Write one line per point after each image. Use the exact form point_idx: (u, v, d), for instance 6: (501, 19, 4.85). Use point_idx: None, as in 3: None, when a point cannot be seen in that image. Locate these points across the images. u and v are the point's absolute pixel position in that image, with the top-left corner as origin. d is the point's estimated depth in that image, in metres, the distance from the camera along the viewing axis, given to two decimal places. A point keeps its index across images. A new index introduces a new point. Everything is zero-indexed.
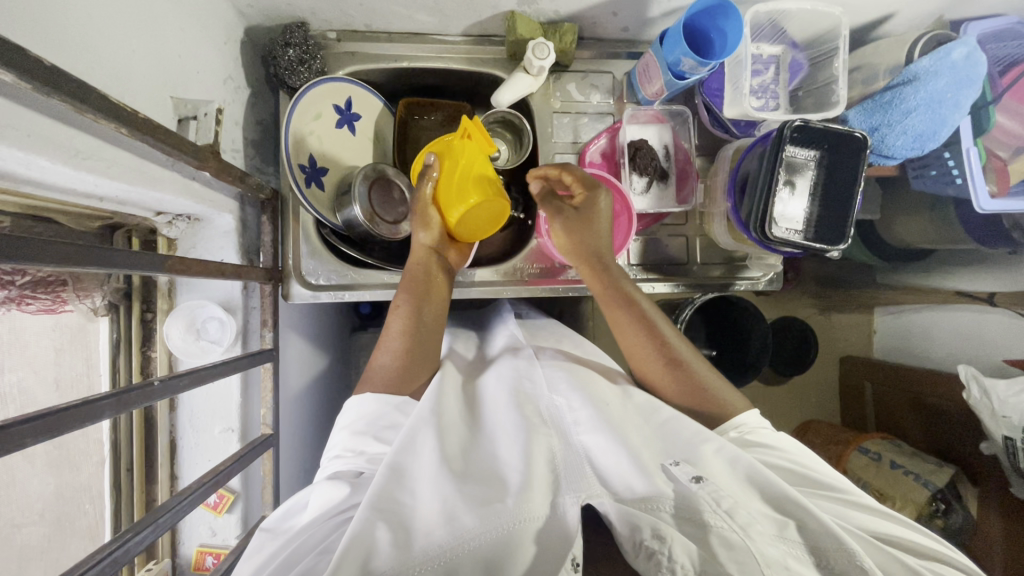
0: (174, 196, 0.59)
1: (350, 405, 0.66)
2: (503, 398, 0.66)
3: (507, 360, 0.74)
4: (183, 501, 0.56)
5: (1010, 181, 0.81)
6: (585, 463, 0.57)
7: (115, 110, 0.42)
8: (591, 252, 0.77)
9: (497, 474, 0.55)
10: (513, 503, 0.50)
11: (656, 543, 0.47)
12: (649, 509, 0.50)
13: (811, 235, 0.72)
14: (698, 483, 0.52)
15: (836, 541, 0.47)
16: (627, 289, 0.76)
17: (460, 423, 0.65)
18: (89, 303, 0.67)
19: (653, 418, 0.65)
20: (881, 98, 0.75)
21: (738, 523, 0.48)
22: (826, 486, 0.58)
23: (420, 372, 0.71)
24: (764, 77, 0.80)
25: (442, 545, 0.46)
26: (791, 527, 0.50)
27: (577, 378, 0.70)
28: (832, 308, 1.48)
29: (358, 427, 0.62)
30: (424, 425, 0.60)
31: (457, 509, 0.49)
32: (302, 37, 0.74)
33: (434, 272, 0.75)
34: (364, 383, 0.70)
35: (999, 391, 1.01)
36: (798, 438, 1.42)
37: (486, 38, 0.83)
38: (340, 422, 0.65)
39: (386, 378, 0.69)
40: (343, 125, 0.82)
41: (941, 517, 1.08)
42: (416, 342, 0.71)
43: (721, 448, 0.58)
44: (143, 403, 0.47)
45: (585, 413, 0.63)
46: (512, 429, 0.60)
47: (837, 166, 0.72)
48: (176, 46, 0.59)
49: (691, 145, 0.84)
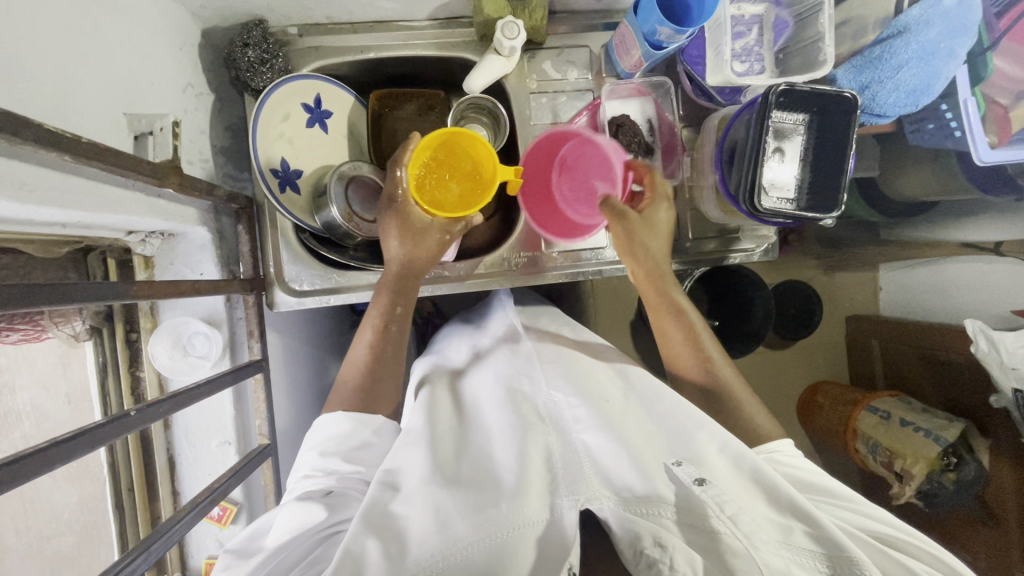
0: (138, 215, 0.57)
1: (320, 423, 0.65)
2: (499, 399, 0.65)
3: (503, 356, 0.73)
4: (180, 523, 0.56)
5: (1011, 129, 0.78)
6: (585, 462, 0.56)
7: (56, 138, 0.40)
8: (657, 275, 0.74)
9: (491, 476, 0.56)
10: (508, 508, 0.50)
11: (656, 551, 0.49)
12: (649, 514, 0.51)
13: (804, 202, 0.69)
14: (701, 485, 0.51)
15: (838, 549, 0.48)
16: (678, 301, 0.74)
17: (454, 429, 0.64)
18: (70, 329, 0.67)
19: (655, 408, 0.64)
20: (871, 53, 0.70)
21: (743, 530, 0.48)
22: (832, 494, 0.59)
23: (386, 377, 0.69)
24: (747, 39, 0.75)
25: (433, 555, 0.47)
26: (797, 531, 0.50)
27: (579, 375, 0.69)
28: (836, 267, 1.46)
29: (328, 447, 0.62)
30: (416, 437, 0.60)
31: (449, 517, 0.50)
32: (260, 36, 0.72)
33: (410, 278, 0.71)
34: (337, 391, 0.69)
35: (1007, 343, 0.99)
36: (807, 400, 1.43)
37: (454, 21, 0.80)
38: (308, 440, 0.65)
39: (358, 385, 0.68)
40: (315, 124, 0.80)
41: (953, 470, 1.07)
42: (371, 369, 0.69)
43: (725, 446, 0.57)
44: (119, 435, 0.46)
45: (584, 412, 0.62)
46: (506, 430, 0.60)
47: (828, 127, 0.69)
48: (126, 58, 0.57)
49: (675, 116, 0.80)
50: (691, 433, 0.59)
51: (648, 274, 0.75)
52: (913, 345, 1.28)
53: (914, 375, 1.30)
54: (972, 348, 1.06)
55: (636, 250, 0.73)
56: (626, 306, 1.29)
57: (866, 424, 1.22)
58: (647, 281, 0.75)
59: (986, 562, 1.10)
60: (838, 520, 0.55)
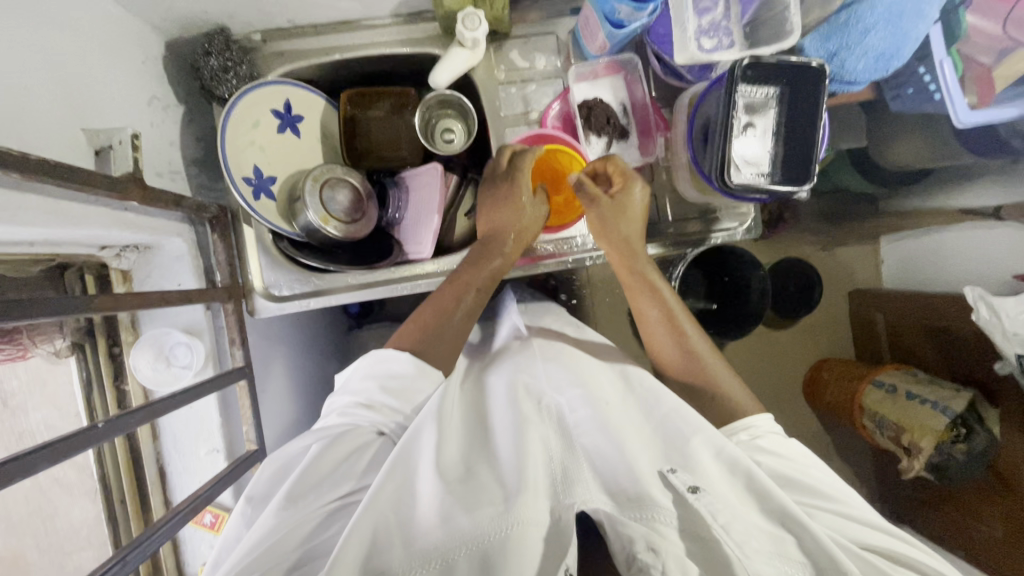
0: (102, 229, 0.58)
1: (375, 353, 0.66)
2: (503, 397, 0.66)
3: (512, 359, 0.74)
4: (157, 533, 0.56)
5: (994, 88, 0.77)
6: (585, 467, 0.56)
7: (2, 157, 0.41)
8: (626, 248, 0.74)
9: (494, 473, 0.56)
10: (508, 507, 0.50)
11: (649, 556, 0.48)
12: (642, 517, 0.50)
13: (777, 176, 0.69)
14: (695, 493, 0.52)
15: (831, 558, 0.48)
16: (652, 277, 0.75)
17: (459, 425, 0.65)
18: (50, 346, 0.67)
19: (653, 413, 0.63)
20: (836, 20, 0.68)
21: (735, 540, 0.48)
22: (819, 491, 0.58)
23: (453, 328, 0.69)
24: (714, 14, 0.73)
25: (437, 546, 0.48)
26: (790, 544, 0.51)
27: (577, 372, 0.69)
28: (836, 243, 1.44)
29: (386, 384, 0.64)
30: (427, 419, 0.59)
31: (452, 510, 0.51)
32: (223, 43, 0.73)
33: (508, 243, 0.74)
34: (400, 333, 0.70)
35: (1007, 308, 0.96)
36: (813, 377, 1.42)
37: (417, 16, 0.79)
38: (365, 363, 0.66)
39: (426, 327, 0.69)
40: (286, 129, 0.79)
41: (963, 442, 1.05)
42: (446, 317, 0.69)
43: (720, 452, 0.56)
44: (84, 448, 0.47)
45: (585, 414, 0.62)
46: (508, 425, 0.61)
47: (799, 99, 0.68)
48: (83, 74, 0.57)
49: (648, 94, 0.79)
50: (686, 437, 0.58)
51: (620, 254, 0.75)
52: (916, 317, 1.25)
53: (920, 348, 1.27)
54: (973, 317, 1.04)
55: (609, 232, 0.74)
56: (623, 294, 1.29)
57: (873, 400, 1.20)
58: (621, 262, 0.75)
59: (1001, 533, 1.07)
60: (830, 532, 0.54)
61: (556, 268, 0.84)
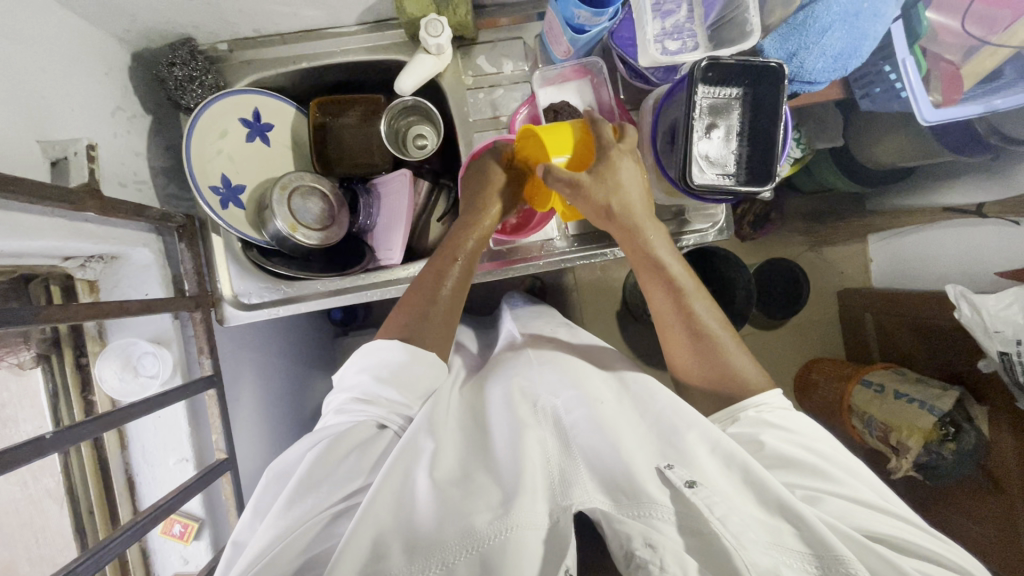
0: (59, 240, 0.58)
1: (367, 348, 0.64)
2: (501, 401, 0.65)
3: (508, 365, 0.73)
4: (115, 540, 0.55)
5: (961, 86, 0.77)
6: (582, 468, 0.55)
7: None
8: (625, 219, 0.67)
9: (490, 475, 0.55)
10: (502, 513, 0.50)
11: (647, 552, 0.48)
12: (640, 515, 0.50)
13: (742, 177, 0.69)
14: (692, 488, 0.51)
15: (826, 546, 0.47)
16: (658, 257, 0.69)
17: (455, 429, 0.64)
18: (14, 358, 0.67)
19: (648, 410, 0.62)
20: (794, 20, 0.68)
21: (732, 530, 0.48)
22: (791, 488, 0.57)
23: (442, 305, 0.66)
24: (677, 17, 0.73)
25: (437, 549, 0.48)
26: (787, 532, 0.49)
27: (572, 376, 0.68)
28: (823, 242, 1.45)
29: (381, 374, 0.62)
30: (422, 429, 0.59)
31: (450, 515, 0.51)
32: (187, 55, 0.74)
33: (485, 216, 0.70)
34: (389, 323, 0.67)
35: (988, 306, 0.95)
36: (803, 375, 1.41)
37: (383, 23, 0.80)
38: (360, 358, 0.64)
39: (413, 307, 0.66)
40: (256, 137, 0.80)
41: (952, 440, 1.04)
42: (433, 299, 0.66)
43: (716, 445, 0.55)
44: (29, 459, 0.46)
45: (582, 413, 0.60)
46: (506, 431, 0.60)
47: (761, 100, 0.67)
48: (39, 87, 0.58)
49: (615, 96, 0.77)
50: (681, 432, 0.57)
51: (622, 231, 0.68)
52: (902, 315, 1.25)
53: (907, 346, 1.27)
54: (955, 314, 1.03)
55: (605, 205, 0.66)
56: (609, 297, 1.29)
57: (861, 400, 1.20)
58: (619, 232, 0.69)
59: (992, 532, 1.06)
60: (823, 513, 0.53)
61: (538, 271, 0.84)
